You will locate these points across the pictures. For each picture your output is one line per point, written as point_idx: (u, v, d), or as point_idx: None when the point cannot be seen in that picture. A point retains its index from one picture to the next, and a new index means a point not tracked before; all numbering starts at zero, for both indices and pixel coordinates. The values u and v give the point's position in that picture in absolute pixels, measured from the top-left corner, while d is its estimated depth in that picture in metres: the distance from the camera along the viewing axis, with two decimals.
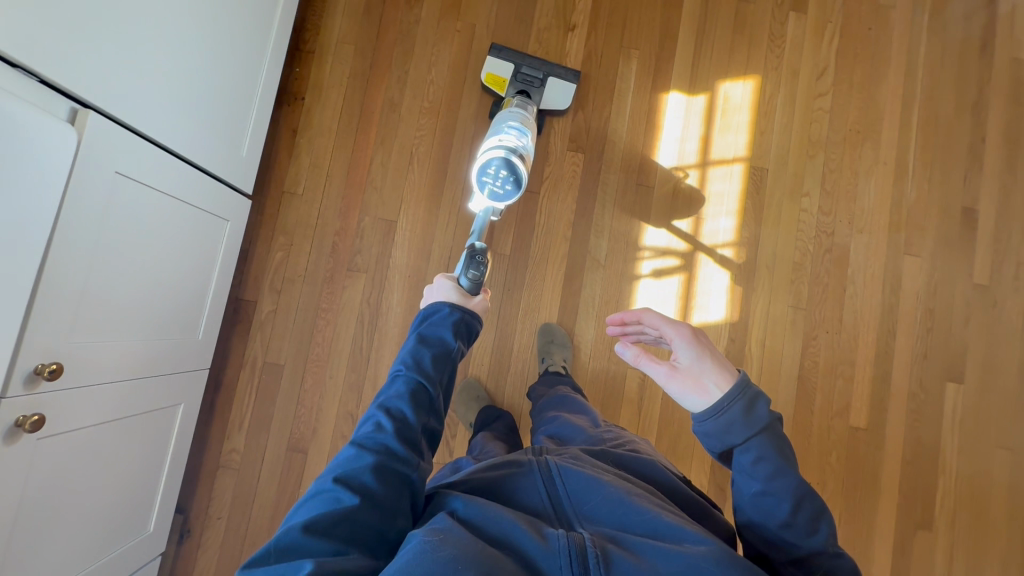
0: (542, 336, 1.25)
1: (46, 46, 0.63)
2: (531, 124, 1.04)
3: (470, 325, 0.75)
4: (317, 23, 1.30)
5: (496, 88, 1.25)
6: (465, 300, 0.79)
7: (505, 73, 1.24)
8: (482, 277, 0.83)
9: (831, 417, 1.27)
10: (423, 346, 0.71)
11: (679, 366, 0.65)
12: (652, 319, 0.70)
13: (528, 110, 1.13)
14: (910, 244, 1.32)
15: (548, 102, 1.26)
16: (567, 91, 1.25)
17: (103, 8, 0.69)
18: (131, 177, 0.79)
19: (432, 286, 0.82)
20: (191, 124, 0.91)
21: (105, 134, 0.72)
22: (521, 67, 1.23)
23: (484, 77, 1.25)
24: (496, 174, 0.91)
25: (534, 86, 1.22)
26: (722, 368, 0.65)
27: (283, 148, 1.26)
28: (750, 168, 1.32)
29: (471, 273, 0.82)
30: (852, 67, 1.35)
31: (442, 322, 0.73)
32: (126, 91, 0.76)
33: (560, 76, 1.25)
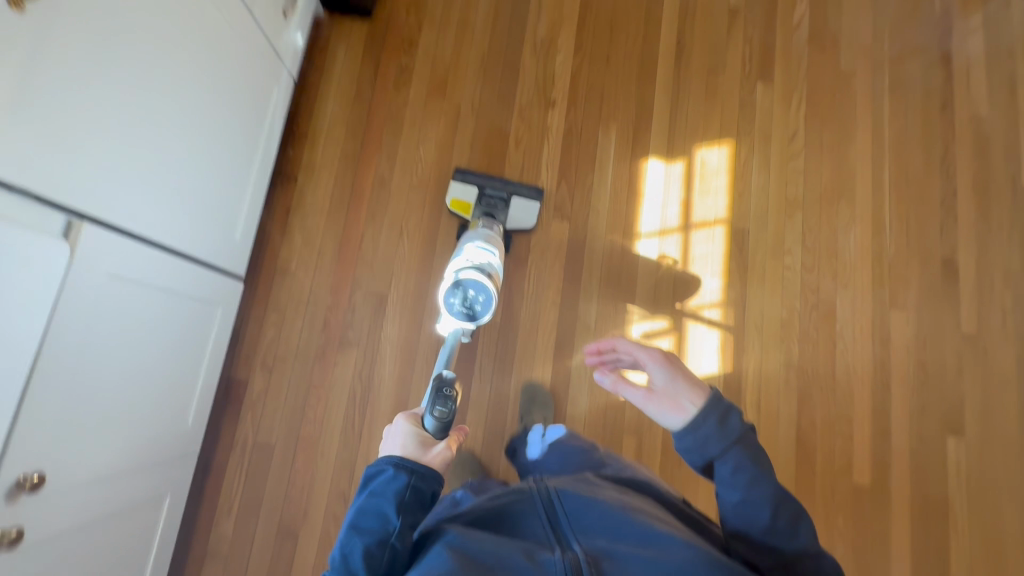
0: (523, 395, 1.24)
1: (43, 168, 0.66)
2: (497, 241, 1.10)
3: (420, 493, 0.63)
4: (310, 108, 1.36)
5: (461, 212, 1.27)
6: (422, 453, 0.65)
7: (469, 196, 1.27)
8: (449, 415, 0.69)
9: (833, 477, 1.24)
10: (366, 527, 0.61)
11: (655, 387, 0.67)
12: (624, 345, 0.73)
13: (494, 229, 1.17)
14: (895, 297, 1.34)
15: (515, 219, 1.28)
16: (531, 211, 1.28)
17: (99, 123, 0.73)
18: (125, 276, 0.81)
19: (390, 430, 0.69)
20: (186, 218, 0.94)
21: (99, 240, 0.75)
22: (485, 189, 1.28)
23: (449, 201, 1.28)
24: (463, 296, 0.87)
25: (499, 207, 1.27)
26: (695, 386, 0.67)
27: (277, 227, 1.30)
28: (732, 229, 1.35)
29: (438, 410, 0.69)
30: (821, 130, 1.42)
31: (377, 497, 0.62)
32: (117, 194, 0.78)
33: (524, 196, 1.29)
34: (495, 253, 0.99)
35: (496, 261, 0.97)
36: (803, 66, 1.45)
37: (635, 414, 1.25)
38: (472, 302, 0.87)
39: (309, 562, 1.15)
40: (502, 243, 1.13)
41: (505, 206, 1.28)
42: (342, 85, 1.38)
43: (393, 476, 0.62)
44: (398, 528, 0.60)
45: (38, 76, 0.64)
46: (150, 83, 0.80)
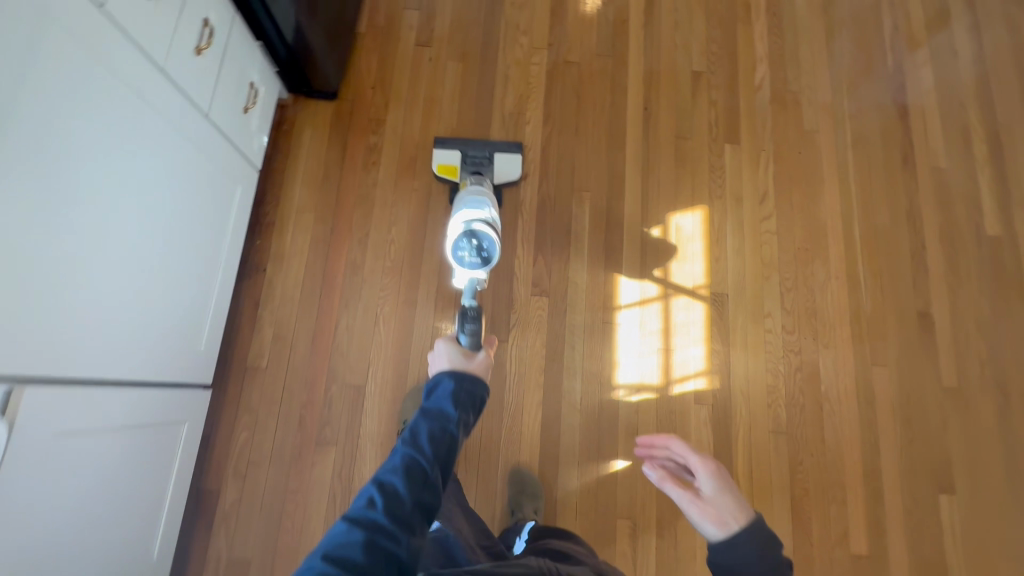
0: (515, 486, 1.19)
1: None
2: (489, 194, 1.19)
3: (473, 393, 0.71)
4: (276, 194, 1.33)
5: (449, 174, 1.32)
6: (469, 361, 0.77)
7: (454, 160, 1.33)
8: (478, 330, 0.96)
9: (831, 546, 1.22)
10: (434, 415, 0.67)
11: (702, 496, 0.64)
12: (677, 446, 0.71)
13: (485, 185, 1.26)
14: (875, 354, 1.34)
15: (501, 173, 1.34)
16: (515, 164, 1.34)
17: (43, 280, 0.68)
18: (75, 429, 0.75)
19: (433, 353, 0.80)
20: (144, 345, 0.89)
21: (43, 402, 0.69)
22: (467, 152, 1.34)
23: (435, 166, 1.33)
24: (468, 249, 1.04)
25: (484, 164, 1.33)
26: (741, 505, 0.63)
27: (246, 322, 1.25)
28: (711, 295, 1.35)
29: (470, 328, 0.96)
30: (790, 189, 1.43)
31: (445, 393, 0.69)
32: (64, 346, 0.73)
33: (505, 151, 1.35)
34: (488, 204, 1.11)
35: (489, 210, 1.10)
36: (767, 126, 1.47)
37: (627, 495, 1.22)
38: (477, 249, 1.04)
39: None
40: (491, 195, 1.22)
41: (489, 163, 1.34)
42: (310, 169, 1.35)
43: (460, 376, 0.71)
44: (458, 417, 0.67)
45: None
46: (97, 222, 0.76)
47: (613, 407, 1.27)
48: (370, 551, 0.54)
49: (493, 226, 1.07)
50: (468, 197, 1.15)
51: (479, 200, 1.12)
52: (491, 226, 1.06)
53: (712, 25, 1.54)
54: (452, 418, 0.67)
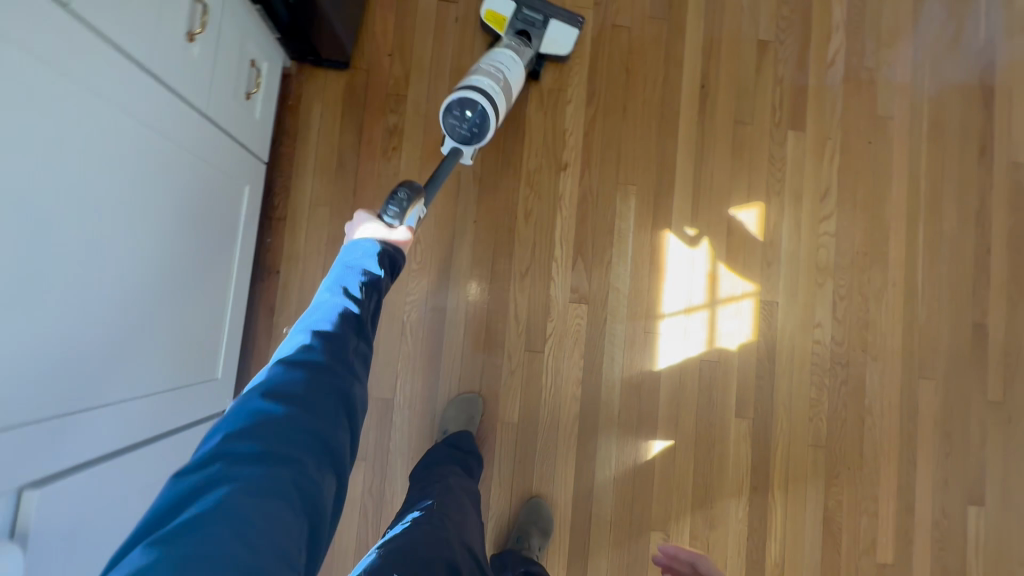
0: (527, 516, 1.15)
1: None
2: (514, 68, 1.04)
3: (396, 258, 0.71)
4: (286, 184, 1.18)
5: (496, 27, 1.16)
6: (390, 234, 0.75)
7: (506, 11, 1.14)
8: (404, 211, 0.77)
9: (857, 556, 1.24)
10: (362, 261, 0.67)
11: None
12: None
13: (522, 56, 1.10)
14: (923, 366, 1.29)
15: (549, 46, 1.18)
16: (567, 39, 1.17)
17: (43, 372, 0.58)
18: (93, 511, 0.68)
19: (352, 222, 0.76)
20: (158, 397, 0.81)
21: (53, 500, 0.61)
22: (522, 7, 1.13)
23: (484, 13, 1.15)
24: (462, 117, 0.94)
25: (534, 27, 1.15)
26: None
27: (263, 330, 1.15)
28: (761, 303, 1.26)
29: (393, 209, 0.77)
30: (855, 185, 1.30)
31: (368, 251, 0.68)
32: (66, 425, 0.62)
33: (562, 20, 1.14)
34: (496, 91, 0.96)
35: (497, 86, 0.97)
36: (837, 111, 1.31)
37: (661, 507, 1.21)
38: (468, 122, 0.94)
39: None
40: (523, 76, 1.07)
41: (541, 28, 1.15)
42: (322, 155, 1.19)
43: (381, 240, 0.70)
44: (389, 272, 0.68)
45: None
46: (85, 275, 0.63)
47: (652, 420, 1.22)
48: (311, 393, 0.56)
49: (497, 104, 0.95)
50: (495, 60, 1.03)
51: (496, 71, 1.00)
52: (492, 97, 0.94)
53: None
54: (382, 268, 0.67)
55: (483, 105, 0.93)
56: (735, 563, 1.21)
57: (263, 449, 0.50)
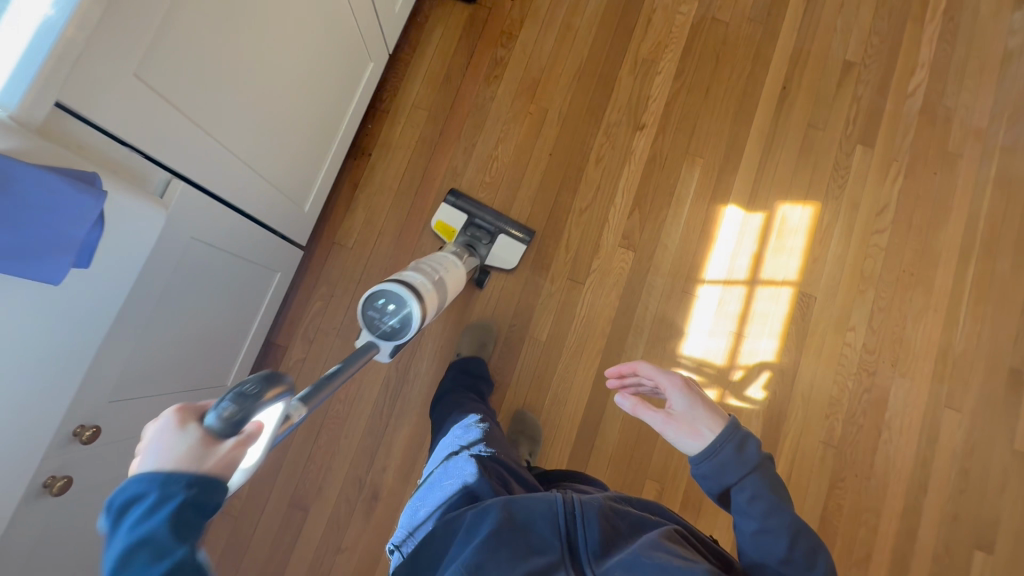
0: (514, 427, 1.20)
1: (157, 137, 0.61)
2: (455, 275, 1.01)
3: (211, 500, 0.40)
4: (396, 84, 1.33)
5: (445, 235, 1.24)
6: (200, 462, 0.40)
7: (457, 222, 1.24)
8: (249, 413, 0.41)
9: (848, 565, 1.21)
10: None
11: (674, 412, 0.68)
12: (646, 370, 0.72)
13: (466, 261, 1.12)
14: (952, 397, 1.28)
15: (497, 257, 1.25)
16: (515, 252, 1.25)
17: (216, 90, 0.68)
18: (204, 241, 0.77)
19: (151, 430, 0.42)
20: (268, 190, 0.91)
21: (188, 204, 0.70)
22: (474, 219, 1.24)
23: (434, 222, 1.24)
24: (386, 311, 0.80)
25: (482, 240, 1.22)
26: (711, 413, 0.67)
27: (343, 201, 1.28)
28: (799, 294, 1.30)
29: (227, 406, 0.41)
30: (913, 208, 1.35)
31: (154, 503, 0.39)
32: (214, 153, 0.72)
33: (512, 236, 1.25)
34: (422, 299, 0.81)
35: (428, 291, 0.85)
36: (908, 138, 1.37)
37: (661, 460, 1.23)
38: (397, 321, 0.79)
39: (315, 538, 1.17)
40: (457, 276, 1.01)
41: (490, 240, 1.23)
42: (433, 67, 1.34)
43: (153, 510, 0.38)
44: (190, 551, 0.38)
45: (173, 33, 0.58)
46: (265, 48, 0.74)
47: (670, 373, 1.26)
48: None
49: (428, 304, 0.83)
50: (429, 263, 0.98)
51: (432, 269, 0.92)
52: (422, 296, 0.82)
53: (880, 16, 1.42)
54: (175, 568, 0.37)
55: (416, 309, 0.79)
56: (722, 536, 1.20)
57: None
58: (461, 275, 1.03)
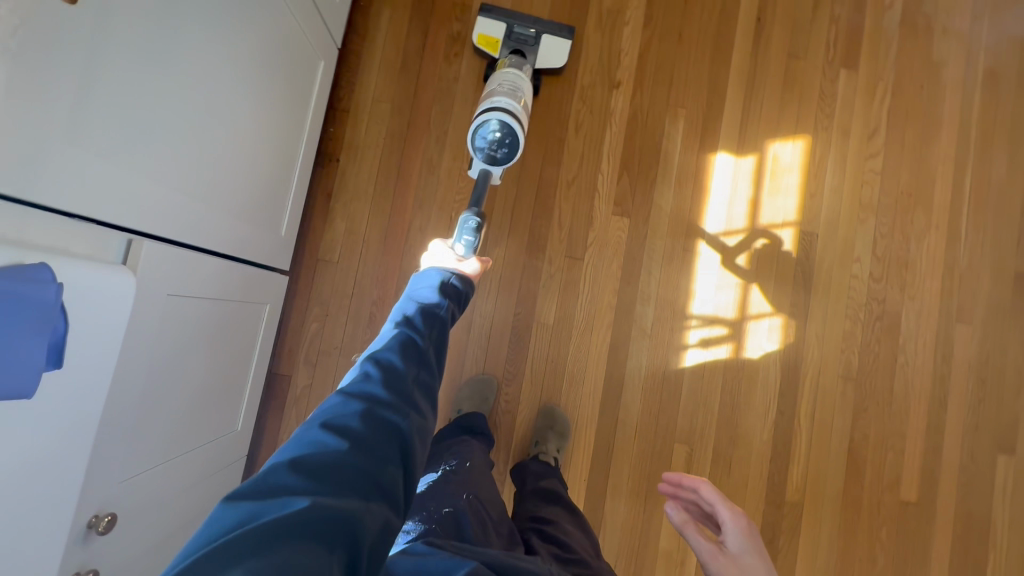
0: (542, 422, 1.18)
1: (104, 199, 0.55)
2: (524, 80, 1.02)
3: (460, 292, 0.66)
4: (352, 79, 1.23)
5: (490, 50, 1.20)
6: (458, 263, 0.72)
7: (497, 33, 1.19)
8: (479, 238, 0.79)
9: (880, 491, 1.24)
10: (405, 309, 0.60)
11: (725, 550, 0.63)
12: (706, 495, 0.68)
13: (525, 69, 1.12)
14: (961, 311, 1.29)
15: (544, 60, 1.21)
16: (562, 50, 1.20)
17: (159, 132, 0.61)
18: (183, 294, 0.71)
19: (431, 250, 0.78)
20: (238, 224, 0.84)
21: (156, 262, 0.64)
22: (513, 26, 1.19)
23: (476, 38, 1.20)
24: (490, 136, 0.95)
25: (527, 44, 1.19)
26: (766, 570, 0.62)
27: (319, 214, 1.21)
28: (801, 233, 1.27)
29: (467, 237, 0.79)
30: (904, 126, 1.31)
31: (433, 281, 0.64)
32: (171, 201, 0.65)
33: (554, 34, 1.19)
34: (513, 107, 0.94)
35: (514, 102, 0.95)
36: (891, 53, 1.32)
37: (687, 422, 1.23)
38: (497, 143, 0.95)
39: None
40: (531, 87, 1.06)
41: (535, 43, 1.19)
42: (388, 54, 1.24)
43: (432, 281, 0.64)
44: (448, 306, 0.62)
45: (97, 82, 0.51)
46: (204, 72, 0.66)
47: (683, 334, 1.24)
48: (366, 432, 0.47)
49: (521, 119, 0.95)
50: (503, 78, 1.01)
51: (512, 86, 0.98)
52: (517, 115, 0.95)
53: None
54: (427, 317, 0.60)
55: (511, 120, 0.93)
56: (756, 484, 1.22)
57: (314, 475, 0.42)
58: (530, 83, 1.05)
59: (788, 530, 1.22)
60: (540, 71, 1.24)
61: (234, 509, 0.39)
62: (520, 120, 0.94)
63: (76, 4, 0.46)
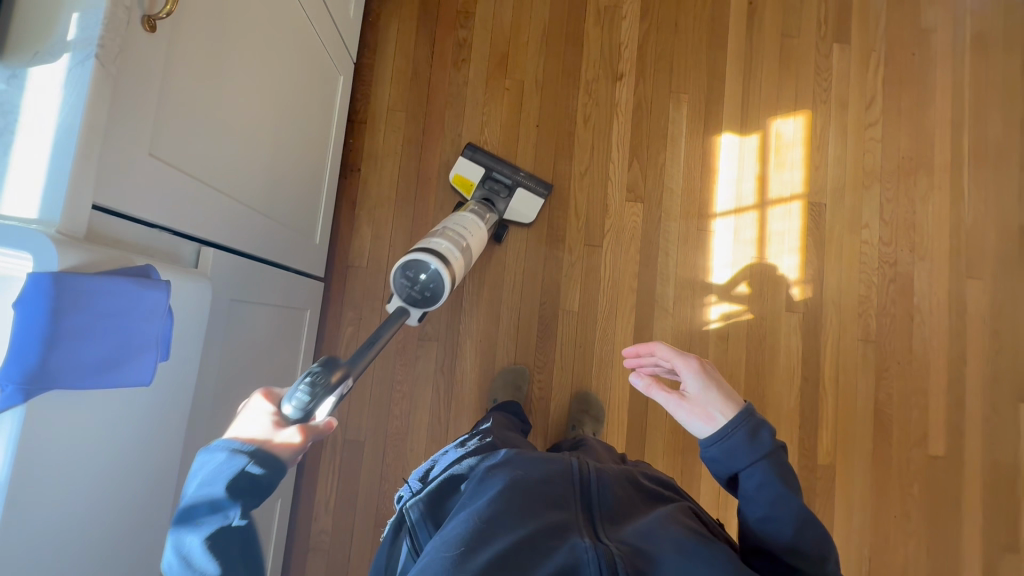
0: (579, 406, 1.22)
1: (182, 209, 0.60)
2: (478, 228, 1.03)
3: (260, 474, 0.48)
4: (366, 91, 1.28)
5: (463, 189, 1.22)
6: (269, 438, 0.50)
7: (474, 175, 1.22)
8: (313, 404, 0.51)
9: (909, 446, 1.27)
10: (184, 532, 0.46)
11: (685, 394, 0.61)
12: (661, 351, 0.66)
13: (488, 218, 1.12)
14: (971, 267, 1.32)
15: (515, 210, 1.24)
16: (534, 206, 1.23)
17: (219, 146, 0.65)
18: (242, 297, 0.76)
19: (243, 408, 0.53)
20: (282, 231, 0.89)
21: (221, 267, 0.68)
22: (492, 171, 1.22)
23: (453, 176, 1.22)
24: (416, 277, 0.85)
25: (500, 193, 1.21)
26: (727, 398, 0.60)
27: (346, 221, 1.26)
28: (809, 205, 1.32)
29: (294, 398, 0.51)
30: (900, 94, 1.36)
31: (212, 470, 0.47)
32: (230, 211, 0.70)
33: (530, 189, 1.23)
34: (450, 257, 0.88)
35: (453, 251, 0.90)
36: (881, 26, 1.37)
37: None
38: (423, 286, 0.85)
39: None
40: (484, 236, 1.05)
41: (507, 194, 1.21)
42: (399, 65, 1.29)
43: (214, 474, 0.47)
44: (242, 507, 0.46)
45: (170, 102, 0.55)
46: (248, 91, 0.71)
47: (704, 311, 1.28)
48: None
49: (454, 265, 0.88)
50: (454, 222, 1.01)
51: (456, 233, 0.96)
52: (450, 261, 0.88)
53: None
54: (220, 528, 0.45)
55: (441, 266, 0.85)
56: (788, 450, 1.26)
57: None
58: (483, 233, 1.05)
59: (822, 491, 1.25)
60: (507, 220, 1.26)
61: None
62: (453, 271, 0.87)
63: (156, 33, 0.51)
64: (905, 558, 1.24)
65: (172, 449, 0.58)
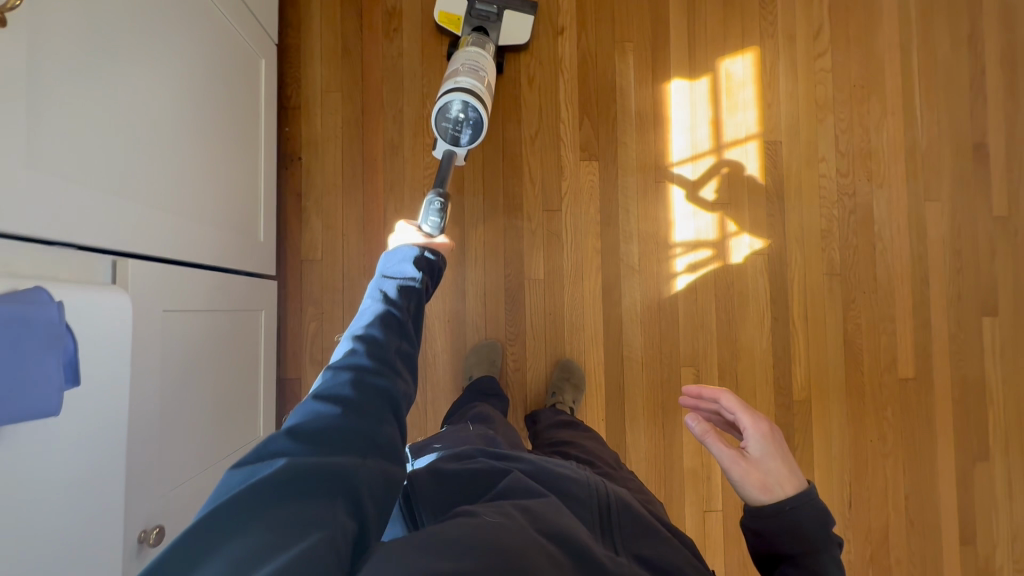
0: (560, 373, 1.21)
1: (84, 224, 0.55)
2: (489, 58, 1.02)
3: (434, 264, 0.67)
4: (296, 74, 1.21)
5: (451, 28, 1.17)
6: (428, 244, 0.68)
7: (459, 10, 1.16)
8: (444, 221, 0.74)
9: (880, 374, 1.30)
10: (382, 283, 0.63)
11: (747, 456, 0.61)
12: (730, 404, 0.66)
13: (487, 47, 1.07)
14: (929, 190, 1.33)
15: (507, 37, 1.20)
16: (524, 28, 1.19)
17: (124, 150, 0.61)
18: (177, 308, 0.72)
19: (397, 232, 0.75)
20: (218, 234, 0.85)
21: (145, 279, 0.65)
22: (475, 3, 1.14)
23: (438, 15, 1.17)
24: (454, 116, 0.92)
25: (490, 20, 1.15)
26: (791, 473, 0.60)
27: (294, 214, 1.20)
28: (764, 144, 1.30)
29: (432, 219, 0.73)
30: (847, 21, 1.32)
31: (406, 256, 0.65)
32: (149, 219, 0.66)
33: (516, 10, 1.17)
34: (477, 88, 0.91)
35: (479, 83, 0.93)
36: None
37: (689, 346, 1.27)
38: (461, 124, 0.92)
39: None
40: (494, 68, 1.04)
41: (497, 20, 1.16)
42: (327, 43, 1.22)
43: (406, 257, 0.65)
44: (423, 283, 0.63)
45: (46, 107, 0.50)
46: (151, 88, 0.66)
47: (670, 264, 1.27)
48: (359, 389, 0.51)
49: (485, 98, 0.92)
50: (464, 59, 0.99)
51: (473, 67, 0.96)
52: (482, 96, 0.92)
53: None
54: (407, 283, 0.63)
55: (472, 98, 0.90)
56: (764, 391, 1.28)
57: (314, 444, 0.45)
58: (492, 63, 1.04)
59: (800, 427, 1.28)
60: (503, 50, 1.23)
61: (238, 475, 0.43)
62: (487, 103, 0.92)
63: (9, 28, 0.46)
64: (885, 479, 1.28)
65: (112, 479, 0.55)
